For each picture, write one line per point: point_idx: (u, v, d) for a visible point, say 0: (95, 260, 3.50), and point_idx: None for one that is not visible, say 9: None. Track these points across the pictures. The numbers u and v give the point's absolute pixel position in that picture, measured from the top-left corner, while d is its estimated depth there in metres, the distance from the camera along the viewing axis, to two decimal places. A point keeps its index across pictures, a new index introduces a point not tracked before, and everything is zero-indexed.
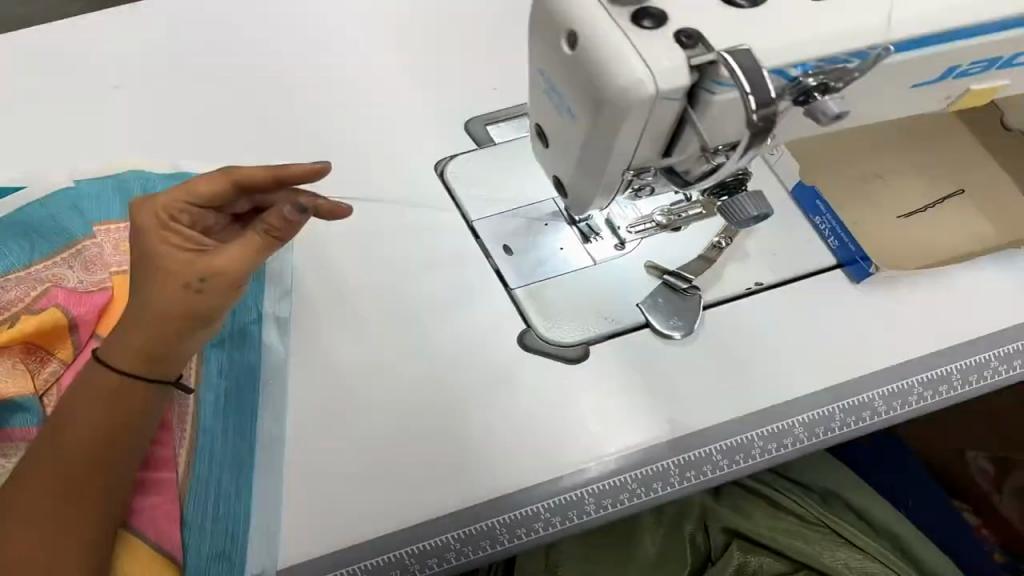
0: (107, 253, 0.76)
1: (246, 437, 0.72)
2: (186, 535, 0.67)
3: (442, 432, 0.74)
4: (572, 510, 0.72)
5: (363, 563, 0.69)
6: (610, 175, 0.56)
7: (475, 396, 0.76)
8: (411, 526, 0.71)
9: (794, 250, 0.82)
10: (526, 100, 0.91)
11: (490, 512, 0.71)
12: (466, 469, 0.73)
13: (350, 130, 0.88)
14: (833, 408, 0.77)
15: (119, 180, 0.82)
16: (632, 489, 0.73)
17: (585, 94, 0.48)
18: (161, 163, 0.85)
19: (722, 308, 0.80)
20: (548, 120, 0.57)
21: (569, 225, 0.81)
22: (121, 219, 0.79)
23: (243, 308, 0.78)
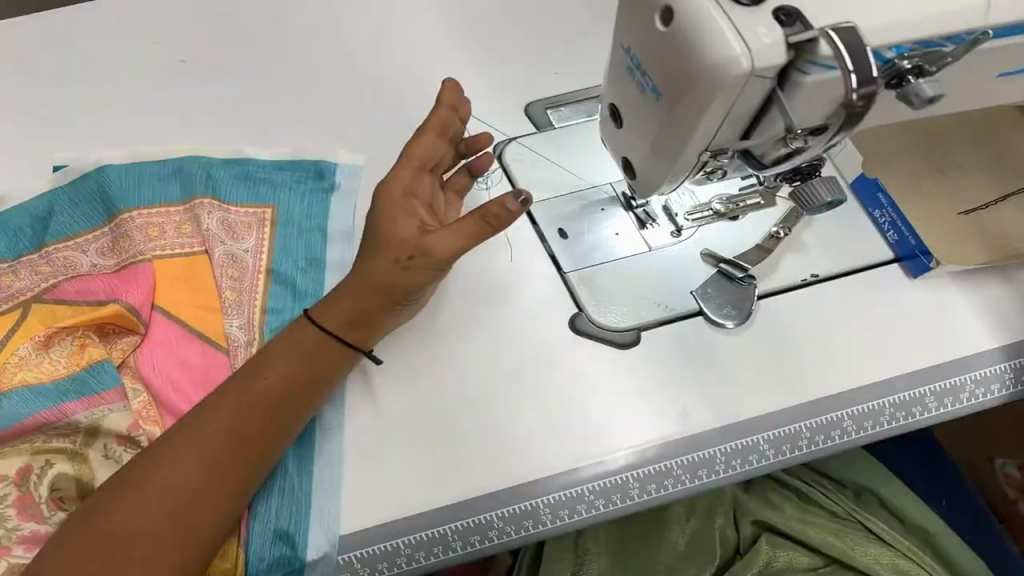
0: (166, 233, 0.79)
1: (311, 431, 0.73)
2: (253, 514, 0.69)
3: (492, 411, 0.75)
4: (615, 494, 0.72)
5: (410, 537, 0.70)
6: (686, 157, 0.56)
7: (527, 378, 0.76)
8: (458, 503, 0.71)
9: (849, 244, 0.82)
10: (583, 86, 0.91)
11: (536, 492, 0.72)
12: (516, 448, 0.73)
13: (407, 109, 0.89)
14: (883, 402, 0.76)
15: (179, 162, 0.83)
16: (677, 476, 0.73)
17: (676, 72, 0.48)
18: (220, 147, 0.85)
19: (775, 299, 0.80)
20: (625, 101, 0.58)
21: (626, 211, 0.82)
22: (177, 203, 0.80)
23: (301, 294, 0.77)
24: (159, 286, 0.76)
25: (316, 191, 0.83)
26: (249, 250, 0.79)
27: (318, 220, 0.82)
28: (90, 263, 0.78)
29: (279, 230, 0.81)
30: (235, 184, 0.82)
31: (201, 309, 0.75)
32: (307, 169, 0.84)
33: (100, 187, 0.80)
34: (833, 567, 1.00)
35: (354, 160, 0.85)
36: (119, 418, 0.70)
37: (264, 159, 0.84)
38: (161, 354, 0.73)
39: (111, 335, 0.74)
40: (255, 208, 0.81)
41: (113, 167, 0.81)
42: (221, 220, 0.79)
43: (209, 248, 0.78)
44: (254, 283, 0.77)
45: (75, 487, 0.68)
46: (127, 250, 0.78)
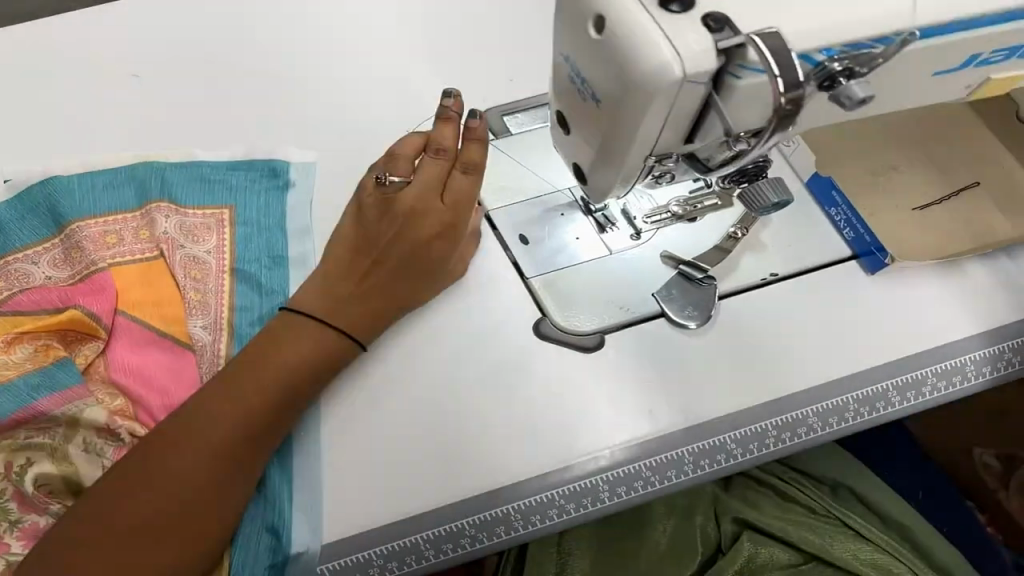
0: (124, 240, 0.79)
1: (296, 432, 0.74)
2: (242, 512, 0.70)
3: (457, 419, 0.75)
4: (586, 497, 0.73)
5: (383, 547, 0.70)
6: (631, 162, 0.56)
7: (493, 384, 0.76)
8: (425, 512, 0.71)
9: (810, 241, 0.83)
10: (543, 91, 0.91)
11: (504, 499, 0.72)
12: (484, 455, 0.73)
13: (368, 119, 0.89)
14: (847, 398, 0.77)
15: (132, 169, 0.83)
16: (647, 478, 0.74)
17: (612, 79, 0.49)
18: (172, 151, 0.85)
19: (735, 299, 0.81)
20: (569, 108, 0.58)
21: (585, 215, 0.82)
22: (133, 209, 0.81)
23: (268, 290, 0.78)
24: (121, 291, 0.76)
25: (273, 189, 0.83)
26: (211, 251, 0.79)
27: (278, 217, 0.82)
28: (43, 276, 0.77)
29: (239, 229, 0.81)
30: (192, 188, 0.82)
31: (163, 307, 0.75)
32: (262, 169, 0.84)
33: (49, 199, 0.80)
34: (813, 563, 1.00)
35: (305, 159, 0.86)
36: (95, 412, 0.69)
37: (217, 161, 0.85)
38: (129, 355, 0.73)
39: (75, 342, 0.74)
40: (214, 210, 0.81)
41: (62, 178, 0.81)
42: (179, 222, 0.79)
43: (167, 251, 0.78)
44: (219, 282, 0.77)
45: (64, 483, 0.68)
46: (80, 260, 0.77)
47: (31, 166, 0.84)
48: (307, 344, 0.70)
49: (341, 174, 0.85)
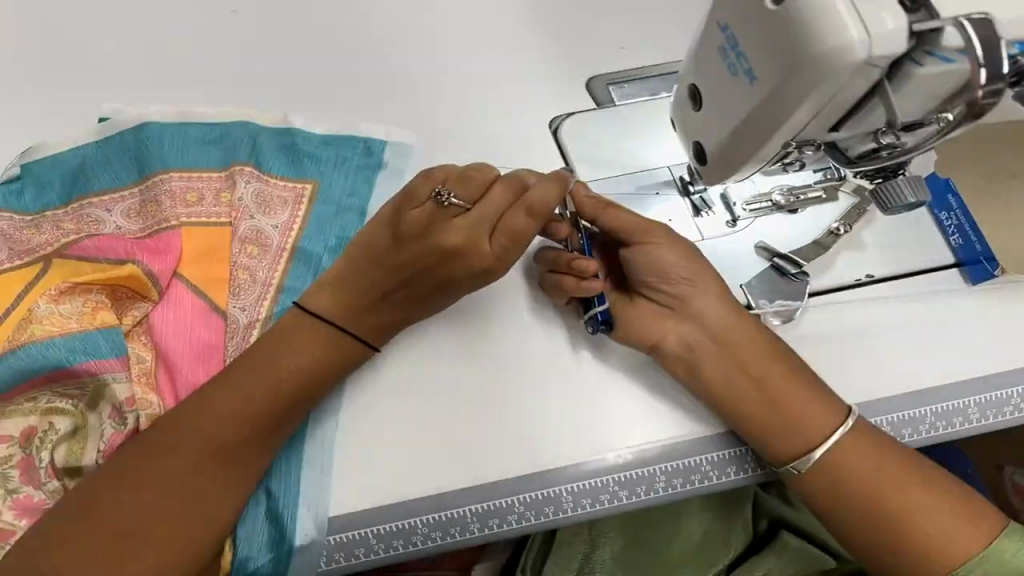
0: (204, 201, 0.78)
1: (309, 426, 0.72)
2: (245, 512, 0.69)
3: (522, 394, 0.74)
4: (641, 486, 0.70)
5: (428, 516, 0.69)
6: (767, 151, 0.54)
7: (560, 365, 0.75)
8: (478, 486, 0.70)
9: (909, 246, 0.79)
10: (654, 60, 0.86)
11: (556, 480, 0.70)
12: (546, 435, 0.72)
13: (463, 70, 0.85)
14: (924, 410, 0.72)
15: (225, 127, 0.81)
16: (705, 472, 0.72)
17: (779, 55, 0.46)
18: (269, 112, 0.82)
19: (824, 299, 0.77)
20: (709, 83, 0.55)
21: (683, 196, 0.78)
22: (218, 169, 0.79)
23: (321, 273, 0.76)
24: (186, 255, 0.76)
25: (363, 167, 0.80)
26: (278, 227, 0.77)
27: (360, 198, 0.79)
28: (114, 225, 0.78)
29: (317, 207, 0.79)
30: (278, 156, 0.80)
31: (213, 285, 0.76)
32: (354, 149, 0.81)
33: (136, 146, 0.79)
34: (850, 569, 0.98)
35: (404, 138, 0.81)
36: (121, 389, 0.71)
37: (312, 133, 0.81)
38: (172, 321, 0.74)
39: (125, 301, 0.75)
40: (296, 184, 0.79)
41: (155, 125, 0.80)
42: (257, 191, 0.78)
43: (235, 221, 0.77)
44: (275, 262, 0.76)
45: (66, 457, 0.71)
46: (153, 215, 0.77)
47: (117, 104, 0.82)
48: (312, 358, 0.68)
49: (431, 133, 0.82)
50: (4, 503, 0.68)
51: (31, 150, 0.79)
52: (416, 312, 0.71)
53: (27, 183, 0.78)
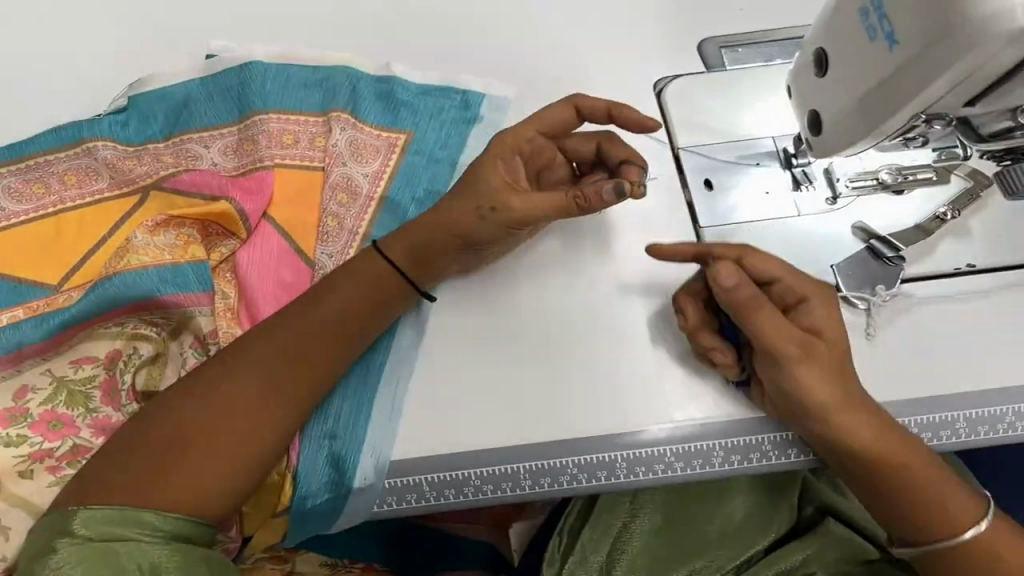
0: (300, 143, 0.79)
1: (370, 372, 0.74)
2: (304, 450, 0.71)
3: (592, 358, 0.73)
4: (698, 459, 0.70)
5: (482, 469, 0.70)
6: (891, 125, 0.52)
7: (630, 329, 0.74)
8: (541, 444, 0.70)
9: (1017, 239, 0.76)
10: (771, 26, 0.83)
11: (614, 445, 0.70)
12: (609, 398, 0.71)
13: (570, 28, 0.83)
14: (1005, 408, 0.70)
15: (327, 72, 0.81)
16: (765, 451, 0.71)
17: (930, 20, 0.44)
18: (369, 60, 0.83)
19: (917, 285, 0.75)
20: (840, 48, 0.53)
21: (784, 168, 0.76)
22: (316, 114, 0.80)
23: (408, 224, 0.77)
24: (277, 198, 0.77)
25: (458, 120, 0.80)
26: (367, 175, 0.78)
27: (450, 152, 0.79)
28: (211, 161, 0.79)
29: (408, 158, 0.79)
30: (375, 104, 0.80)
31: (301, 228, 0.77)
32: (451, 102, 0.80)
33: (238, 85, 0.80)
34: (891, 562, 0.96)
35: (502, 92, 0.81)
36: (205, 321, 0.75)
37: (410, 82, 0.81)
38: (258, 258, 0.76)
39: (214, 237, 0.78)
40: (390, 133, 0.79)
41: (258, 66, 0.80)
42: (351, 139, 0.78)
43: (328, 167, 0.77)
44: (362, 211, 0.77)
45: (146, 381, 0.76)
46: (249, 154, 0.79)
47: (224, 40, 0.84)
48: (362, 285, 0.72)
49: (529, 87, 0.81)
50: (86, 420, 0.73)
51: (141, 82, 0.82)
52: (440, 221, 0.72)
53: (132, 114, 0.80)
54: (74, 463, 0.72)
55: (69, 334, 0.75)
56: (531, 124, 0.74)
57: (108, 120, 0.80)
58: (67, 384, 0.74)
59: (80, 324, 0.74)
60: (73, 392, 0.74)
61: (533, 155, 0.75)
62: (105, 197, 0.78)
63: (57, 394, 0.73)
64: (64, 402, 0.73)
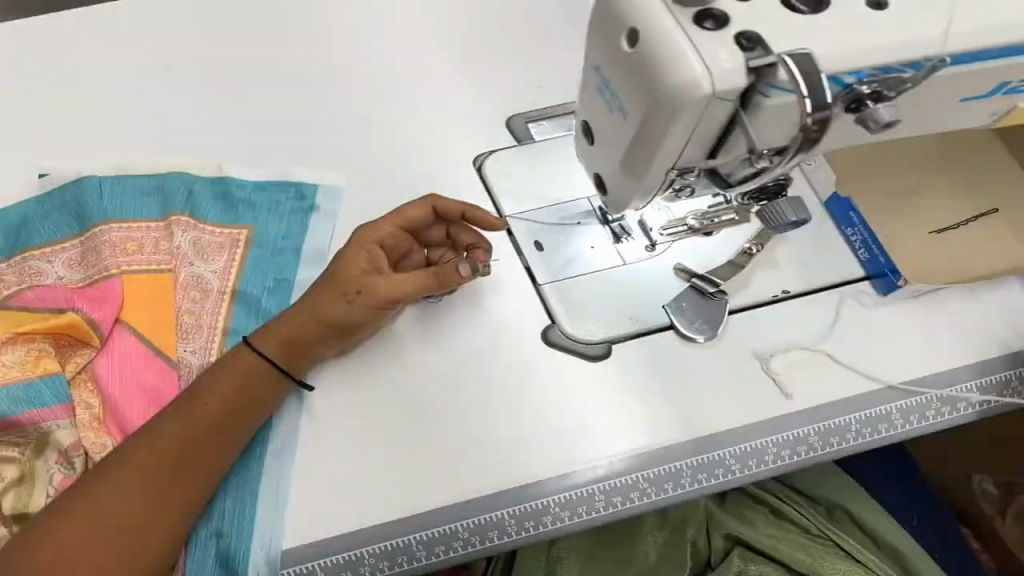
0: (144, 249, 0.80)
1: (252, 464, 0.73)
2: (189, 555, 0.70)
3: (453, 428, 0.75)
4: (582, 506, 0.73)
5: (373, 547, 0.71)
6: (653, 177, 0.57)
7: (498, 388, 0.77)
8: (414, 516, 0.72)
9: (823, 261, 0.83)
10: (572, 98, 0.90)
11: (500, 504, 0.72)
12: (480, 460, 0.74)
13: (390, 118, 0.89)
14: (850, 418, 0.77)
15: (161, 179, 0.84)
16: (642, 489, 0.74)
17: (641, 93, 0.50)
18: (202, 162, 0.86)
19: (744, 316, 0.81)
20: (595, 118, 0.59)
21: (602, 224, 0.82)
22: (156, 219, 0.82)
23: (265, 314, 0.79)
24: (127, 304, 0.78)
25: (297, 210, 0.84)
26: (217, 271, 0.80)
27: (293, 240, 0.83)
28: (55, 275, 0.79)
29: (253, 251, 0.82)
30: (213, 204, 0.83)
31: (157, 328, 0.77)
32: (287, 193, 0.85)
33: (76, 198, 0.82)
34: None
35: (334, 180, 0.85)
36: (64, 435, 0.72)
37: (246, 179, 0.85)
38: (117, 368, 0.75)
39: (70, 349, 0.76)
40: (232, 229, 0.82)
41: (92, 179, 0.83)
42: (194, 239, 0.81)
43: (176, 268, 0.79)
44: (216, 306, 0.79)
45: (15, 504, 0.70)
46: (94, 264, 0.79)
47: (54, 163, 0.85)
48: (241, 381, 0.72)
49: (359, 174, 0.86)
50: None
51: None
52: (311, 311, 0.73)
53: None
54: None
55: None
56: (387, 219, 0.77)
57: None
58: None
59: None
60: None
61: (393, 247, 0.78)
62: None
63: None
64: None
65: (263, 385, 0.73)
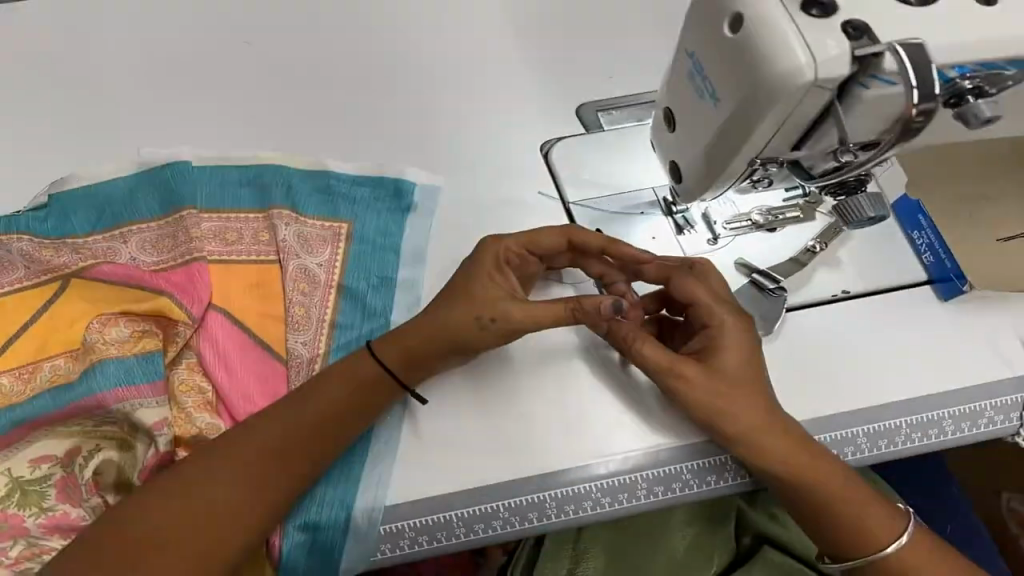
0: (243, 240, 0.81)
1: (352, 466, 0.74)
2: (285, 541, 0.72)
3: (504, 411, 0.76)
4: (623, 493, 0.73)
5: (415, 520, 0.72)
6: (734, 168, 0.57)
7: (552, 373, 0.78)
8: (459, 492, 0.73)
9: (882, 264, 0.83)
10: (642, 90, 0.91)
11: (541, 486, 0.73)
12: (532, 445, 0.75)
13: (460, 100, 0.90)
14: (900, 421, 0.76)
15: (257, 170, 0.84)
16: (685, 480, 0.74)
17: (739, 78, 0.51)
18: (301, 157, 0.86)
19: (803, 313, 0.80)
20: (681, 105, 0.60)
21: (665, 215, 0.82)
22: (255, 211, 0.82)
23: (371, 312, 0.79)
24: (221, 290, 0.79)
25: (394, 210, 0.84)
26: (322, 264, 0.80)
27: (394, 238, 0.82)
28: (129, 256, 0.80)
29: (354, 246, 0.82)
30: (313, 197, 0.83)
31: (268, 320, 0.78)
32: (383, 187, 0.84)
33: (163, 182, 0.82)
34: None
35: (432, 181, 0.85)
36: (149, 413, 0.74)
37: (345, 173, 0.85)
38: (235, 355, 0.76)
39: (166, 328, 0.78)
40: (334, 223, 0.82)
41: (187, 164, 0.83)
42: (298, 233, 0.81)
43: (283, 260, 0.79)
44: (325, 297, 0.79)
45: (116, 476, 0.77)
46: (173, 248, 0.80)
47: (132, 135, 0.87)
48: (349, 386, 0.72)
49: (428, 157, 0.87)
50: (38, 520, 0.75)
51: (61, 181, 0.82)
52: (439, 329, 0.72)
53: (52, 210, 0.81)
54: (34, 561, 0.74)
55: (22, 433, 0.76)
56: (515, 238, 0.75)
57: (25, 218, 0.80)
58: (21, 485, 0.75)
59: (33, 423, 0.75)
60: (27, 492, 0.75)
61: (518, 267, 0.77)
62: (24, 285, 0.78)
63: (10, 495, 0.75)
64: (15, 503, 0.75)
65: (373, 395, 0.73)
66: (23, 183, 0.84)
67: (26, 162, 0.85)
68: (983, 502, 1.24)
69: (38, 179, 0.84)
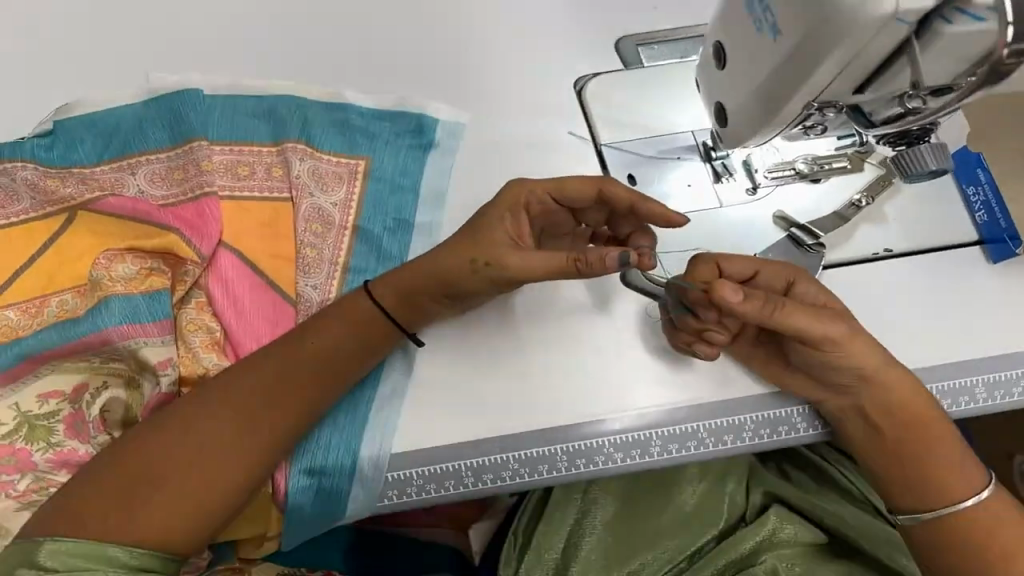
0: (256, 175, 0.77)
1: (358, 410, 0.71)
2: (289, 482, 0.70)
3: (523, 362, 0.73)
4: (636, 449, 0.71)
5: (422, 469, 0.70)
6: (787, 112, 0.53)
7: (569, 323, 0.75)
8: (470, 443, 0.70)
9: (929, 220, 0.78)
10: (684, 25, 0.85)
11: (554, 439, 0.70)
12: (544, 398, 0.72)
13: (489, 30, 0.84)
14: (932, 387, 0.73)
15: (272, 101, 0.80)
16: (701, 438, 0.71)
17: (805, 8, 0.47)
18: (319, 88, 0.81)
19: (841, 270, 0.76)
20: (733, 41, 0.55)
21: (704, 161, 0.78)
22: (268, 144, 0.78)
23: (385, 255, 0.76)
24: (229, 227, 0.75)
25: (414, 147, 0.79)
26: (336, 203, 0.77)
27: (412, 178, 0.78)
28: (137, 188, 0.77)
29: (370, 184, 0.78)
30: (329, 130, 0.79)
31: (280, 261, 0.75)
32: (403, 125, 0.80)
33: (173, 111, 0.78)
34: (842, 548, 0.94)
35: (455, 117, 0.80)
36: (153, 353, 0.71)
37: (364, 107, 0.81)
38: (242, 294, 0.74)
39: (176, 265, 0.75)
40: (350, 159, 0.78)
41: (198, 93, 0.78)
42: (312, 168, 0.77)
43: (296, 199, 0.76)
44: (338, 240, 0.76)
45: (123, 412, 0.75)
46: (182, 181, 0.77)
47: (142, 58, 0.82)
48: (350, 327, 0.70)
49: (453, 90, 0.82)
50: (46, 455, 0.73)
51: (66, 107, 0.78)
52: (446, 269, 0.68)
53: (58, 138, 0.77)
54: (44, 493, 0.73)
55: (29, 366, 0.73)
56: (545, 184, 0.70)
57: (31, 144, 0.76)
58: (28, 420, 0.74)
59: (40, 357, 0.73)
60: (35, 426, 0.74)
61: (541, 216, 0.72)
62: (28, 217, 0.75)
63: (17, 430, 0.73)
64: (23, 437, 0.73)
65: (375, 338, 0.70)
66: (29, 107, 0.80)
67: (32, 83, 0.81)
68: (997, 467, 1.22)
69: (44, 103, 0.80)
